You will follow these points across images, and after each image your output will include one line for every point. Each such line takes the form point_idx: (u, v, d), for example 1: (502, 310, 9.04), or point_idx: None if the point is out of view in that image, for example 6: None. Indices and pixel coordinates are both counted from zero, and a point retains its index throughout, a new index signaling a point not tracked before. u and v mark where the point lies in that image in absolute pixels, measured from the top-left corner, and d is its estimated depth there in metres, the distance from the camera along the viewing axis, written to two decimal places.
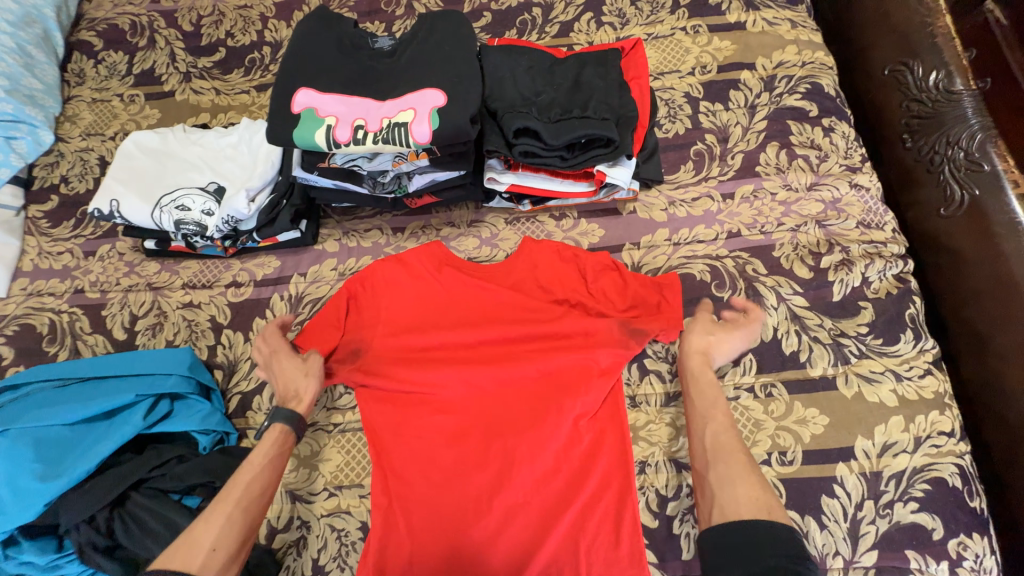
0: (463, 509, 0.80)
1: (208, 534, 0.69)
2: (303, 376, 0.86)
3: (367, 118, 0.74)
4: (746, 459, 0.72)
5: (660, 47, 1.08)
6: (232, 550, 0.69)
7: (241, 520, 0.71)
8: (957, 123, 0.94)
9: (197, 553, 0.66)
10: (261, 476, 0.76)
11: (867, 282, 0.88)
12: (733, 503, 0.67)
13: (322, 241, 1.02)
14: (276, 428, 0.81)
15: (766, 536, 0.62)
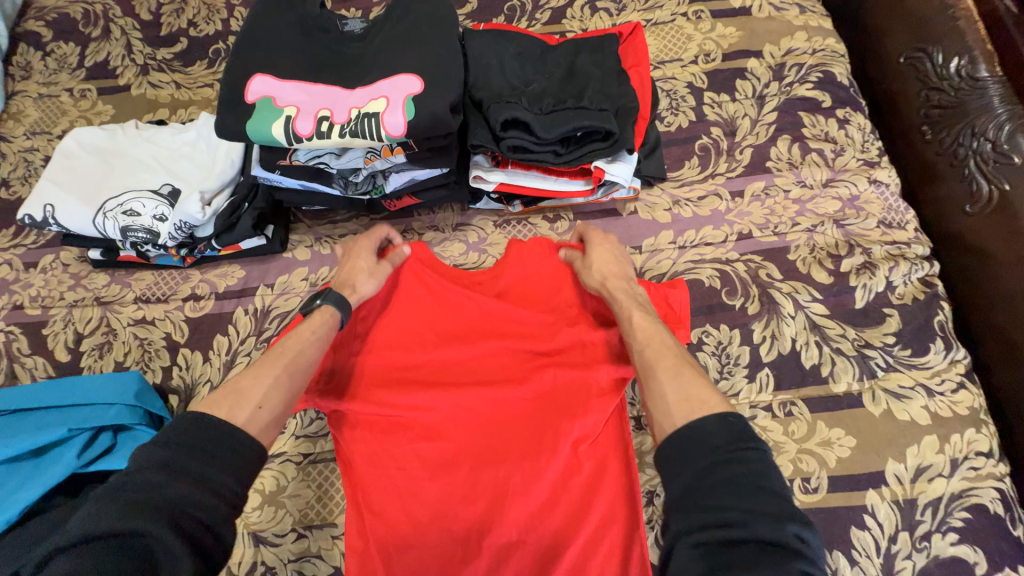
0: (448, 554, 0.70)
1: (257, 389, 0.60)
2: (368, 273, 0.80)
3: (333, 107, 0.65)
4: (679, 356, 0.62)
5: (660, 34, 1.00)
6: (275, 415, 0.60)
7: (286, 387, 0.63)
8: (983, 112, 0.87)
9: (243, 407, 0.58)
10: (309, 357, 0.67)
11: (891, 286, 0.81)
12: (673, 401, 0.57)
13: (293, 249, 0.92)
14: (327, 309, 0.71)
15: (703, 427, 0.51)
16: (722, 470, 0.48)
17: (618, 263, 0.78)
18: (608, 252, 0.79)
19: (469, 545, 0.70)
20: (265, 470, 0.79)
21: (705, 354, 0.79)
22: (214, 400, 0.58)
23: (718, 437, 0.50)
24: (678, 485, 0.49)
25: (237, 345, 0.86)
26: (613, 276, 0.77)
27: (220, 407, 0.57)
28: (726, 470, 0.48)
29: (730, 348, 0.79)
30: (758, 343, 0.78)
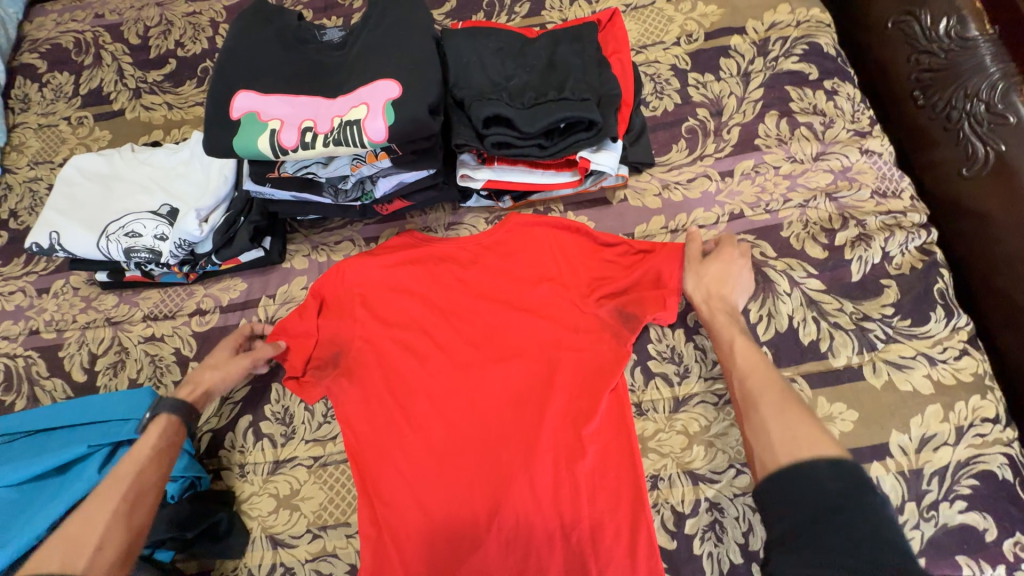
0: (459, 542, 0.74)
1: (94, 529, 0.62)
2: (217, 367, 0.80)
3: (316, 118, 0.66)
4: (782, 392, 0.65)
5: (640, 19, 0.99)
6: (124, 547, 0.62)
7: (128, 508, 0.65)
8: (976, 73, 0.85)
9: (82, 553, 0.60)
10: (145, 471, 0.68)
11: (888, 257, 0.80)
12: (786, 442, 0.60)
13: (290, 259, 0.94)
14: (161, 420, 0.73)
15: (815, 475, 0.56)
16: (823, 519, 0.53)
17: (716, 280, 0.78)
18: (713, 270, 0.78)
19: (478, 532, 0.74)
20: (277, 475, 0.81)
21: (702, 337, 0.80)
22: (50, 551, 0.60)
23: (832, 487, 0.55)
24: (782, 523, 0.55)
25: None
26: (719, 296, 0.77)
27: (62, 554, 0.59)
28: (830, 516, 0.53)
29: None
30: (754, 323, 0.78)
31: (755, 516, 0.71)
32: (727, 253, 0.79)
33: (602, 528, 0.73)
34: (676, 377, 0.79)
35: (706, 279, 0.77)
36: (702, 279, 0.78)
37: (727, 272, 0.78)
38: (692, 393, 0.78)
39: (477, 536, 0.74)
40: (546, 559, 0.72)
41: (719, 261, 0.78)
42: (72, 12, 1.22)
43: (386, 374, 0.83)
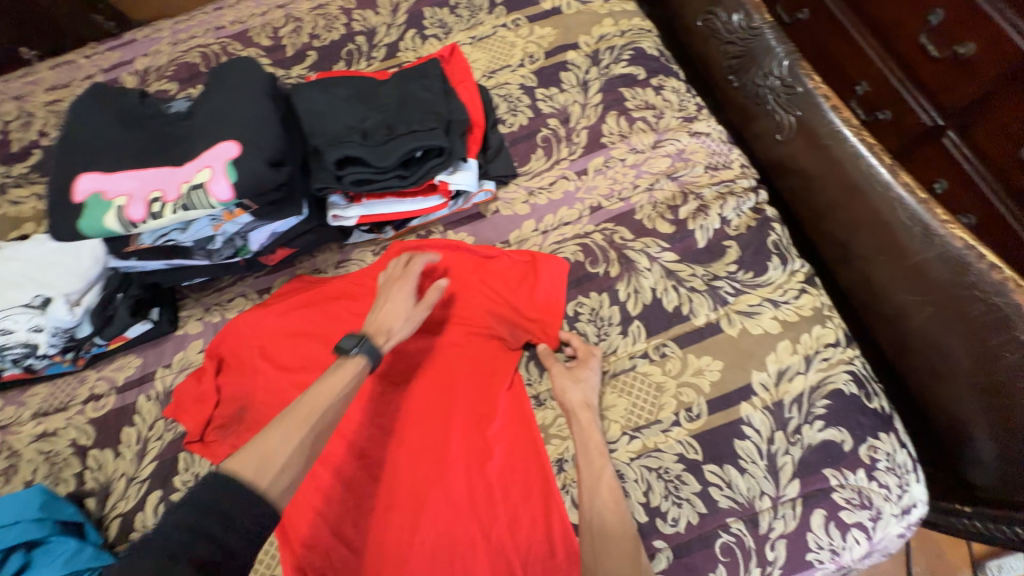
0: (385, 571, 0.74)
1: (281, 453, 0.61)
2: (405, 318, 0.81)
3: (163, 188, 0.69)
4: (627, 527, 0.71)
5: (487, 48, 1.09)
6: (296, 477, 0.61)
7: (307, 445, 0.64)
8: (767, 54, 1.00)
9: (266, 469, 0.58)
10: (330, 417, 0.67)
11: (727, 221, 0.90)
12: None
13: (184, 325, 0.93)
14: (354, 361, 0.73)
15: None
16: None
17: (588, 397, 0.80)
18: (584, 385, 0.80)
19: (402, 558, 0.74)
20: None
21: (582, 324, 0.87)
22: (237, 461, 0.58)
23: None
24: None
25: (146, 432, 0.87)
26: (584, 408, 0.79)
27: (239, 466, 0.57)
28: None
29: (602, 311, 0.87)
30: (624, 300, 0.86)
31: (653, 476, 0.77)
32: (588, 357, 0.82)
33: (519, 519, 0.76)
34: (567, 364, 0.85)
35: (574, 390, 0.79)
36: (566, 393, 0.80)
37: (590, 380, 0.80)
38: None
39: (401, 561, 0.74)
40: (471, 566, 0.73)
41: (580, 372, 0.81)
42: None
43: None
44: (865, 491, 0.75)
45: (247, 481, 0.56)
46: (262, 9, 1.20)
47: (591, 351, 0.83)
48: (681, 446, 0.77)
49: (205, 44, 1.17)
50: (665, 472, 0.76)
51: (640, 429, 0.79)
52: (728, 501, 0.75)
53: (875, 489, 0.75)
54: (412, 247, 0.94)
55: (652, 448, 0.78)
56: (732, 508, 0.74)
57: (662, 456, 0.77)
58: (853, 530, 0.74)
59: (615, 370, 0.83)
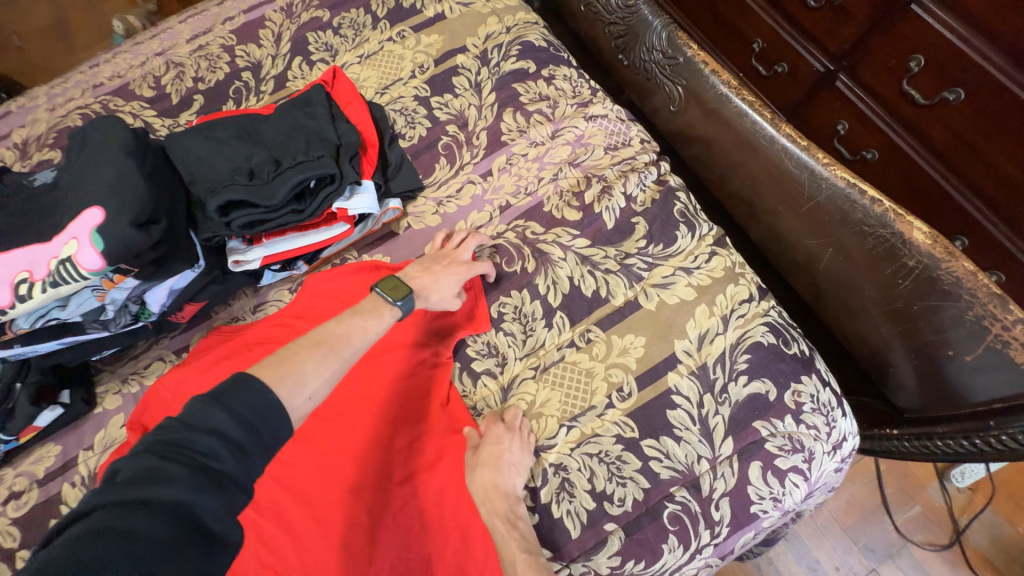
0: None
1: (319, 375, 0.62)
2: (443, 295, 0.83)
3: (33, 268, 0.67)
4: None
5: (376, 64, 1.08)
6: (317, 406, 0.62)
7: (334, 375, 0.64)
8: (645, 29, 1.02)
9: (297, 392, 0.59)
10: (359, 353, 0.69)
11: (632, 198, 0.92)
12: None
13: (102, 401, 0.90)
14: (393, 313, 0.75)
15: None
16: None
17: (503, 470, 0.75)
18: (495, 461, 0.75)
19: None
20: None
21: (508, 324, 0.87)
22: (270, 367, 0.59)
23: None
24: None
25: None
26: (496, 487, 0.74)
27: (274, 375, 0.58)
28: None
29: (525, 308, 0.87)
30: (545, 294, 0.87)
31: (594, 461, 0.78)
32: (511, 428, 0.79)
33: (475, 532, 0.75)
34: (498, 368, 0.85)
35: (482, 476, 0.74)
36: (478, 473, 0.75)
37: (500, 454, 0.75)
38: (513, 376, 0.84)
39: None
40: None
41: (493, 444, 0.76)
42: None
43: None
44: (795, 436, 0.77)
45: (278, 399, 0.56)
46: (140, 59, 1.15)
47: (512, 421, 0.80)
48: (617, 427, 0.79)
49: (83, 103, 1.12)
50: (605, 455, 0.78)
51: (576, 418, 0.80)
52: (669, 470, 0.76)
53: (804, 432, 0.78)
54: (322, 281, 0.91)
55: (590, 434, 0.79)
56: (673, 477, 0.76)
57: (600, 440, 0.79)
58: (791, 475, 0.76)
59: (545, 364, 0.84)
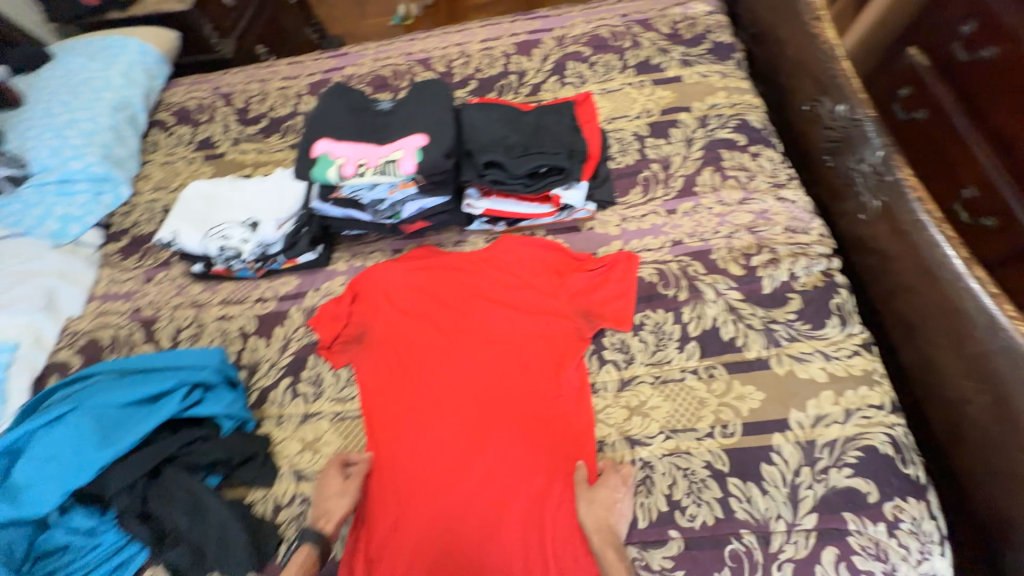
0: (441, 487, 0.91)
1: None
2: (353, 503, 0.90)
3: (367, 157, 0.97)
4: None
5: (612, 99, 1.32)
6: None
7: None
8: (863, 143, 1.09)
9: None
10: None
11: (794, 277, 1.02)
12: None
13: (334, 262, 1.22)
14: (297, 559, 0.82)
15: None
16: None
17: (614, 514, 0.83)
18: (609, 503, 0.84)
19: (457, 483, 0.91)
20: (307, 424, 1.02)
21: (645, 333, 1.01)
22: None
23: None
24: None
25: (291, 333, 1.13)
26: (606, 524, 0.83)
27: None
28: None
29: (665, 326, 1.01)
30: (687, 322, 1.00)
31: (679, 473, 0.88)
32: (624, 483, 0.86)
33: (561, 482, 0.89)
34: (623, 363, 0.99)
35: (596, 511, 0.83)
36: (587, 512, 0.83)
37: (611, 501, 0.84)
38: (634, 375, 0.97)
39: (455, 484, 0.91)
40: (512, 505, 0.88)
41: (607, 494, 0.85)
42: (199, 85, 1.66)
43: (401, 350, 1.06)
44: (881, 545, 0.80)
45: None
46: (443, 45, 1.55)
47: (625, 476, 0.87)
48: (710, 455, 0.88)
49: (395, 63, 1.54)
50: (691, 473, 0.87)
51: (676, 431, 0.91)
52: (745, 513, 0.83)
53: (894, 546, 0.80)
54: (517, 253, 1.14)
55: (683, 449, 0.89)
56: (747, 521, 0.83)
57: (690, 459, 0.88)
58: None
59: (665, 377, 0.96)
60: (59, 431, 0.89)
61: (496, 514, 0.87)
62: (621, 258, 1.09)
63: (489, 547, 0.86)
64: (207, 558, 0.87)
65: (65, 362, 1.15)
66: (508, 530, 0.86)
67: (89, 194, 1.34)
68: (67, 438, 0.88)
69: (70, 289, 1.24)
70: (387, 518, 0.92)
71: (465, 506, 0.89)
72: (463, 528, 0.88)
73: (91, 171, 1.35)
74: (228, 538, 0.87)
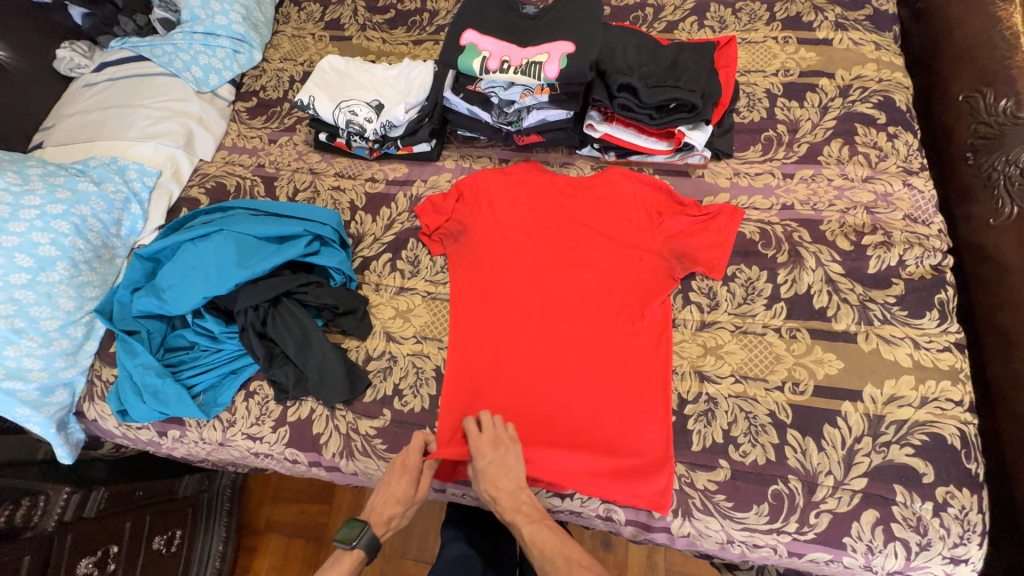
0: (518, 377, 1.00)
1: None
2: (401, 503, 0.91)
3: (512, 56, 1.02)
4: None
5: (751, 51, 1.27)
6: None
7: None
8: (1019, 143, 1.04)
9: None
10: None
11: (903, 264, 1.00)
12: None
13: (443, 159, 1.28)
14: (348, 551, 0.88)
15: None
16: None
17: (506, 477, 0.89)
18: (502, 463, 0.89)
19: (532, 377, 0.99)
20: (401, 296, 1.14)
21: (734, 284, 1.03)
22: None
23: None
24: None
25: (395, 215, 1.22)
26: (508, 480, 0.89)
27: None
28: None
29: (757, 283, 1.03)
30: (780, 283, 1.02)
31: (741, 414, 0.93)
32: (495, 447, 0.90)
33: (627, 401, 0.96)
34: (707, 307, 1.03)
35: (502, 472, 0.89)
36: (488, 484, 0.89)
37: (504, 462, 0.90)
38: (716, 320, 1.01)
39: (530, 378, 0.99)
40: (578, 409, 0.96)
41: (494, 462, 0.89)
42: None
43: (497, 252, 1.11)
44: (923, 520, 0.83)
45: None
46: None
47: (502, 433, 0.92)
48: (775, 406, 0.92)
49: None
50: (753, 417, 0.92)
51: (746, 377, 0.95)
52: (796, 462, 0.89)
53: (935, 525, 0.83)
54: (625, 187, 1.15)
55: (750, 395, 0.94)
56: (796, 469, 0.88)
57: (755, 404, 0.93)
58: (897, 543, 0.83)
59: (746, 328, 0.99)
60: (207, 246, 1.05)
61: (563, 412, 0.96)
62: (729, 208, 1.07)
63: (548, 436, 0.95)
64: (308, 382, 1.03)
65: (196, 199, 1.30)
66: (570, 429, 0.95)
67: (228, 51, 1.44)
68: (214, 253, 1.04)
69: (205, 134, 1.37)
70: (463, 392, 1.01)
71: (536, 398, 0.98)
72: (529, 416, 0.97)
73: (232, 29, 1.44)
74: (328, 370, 1.02)
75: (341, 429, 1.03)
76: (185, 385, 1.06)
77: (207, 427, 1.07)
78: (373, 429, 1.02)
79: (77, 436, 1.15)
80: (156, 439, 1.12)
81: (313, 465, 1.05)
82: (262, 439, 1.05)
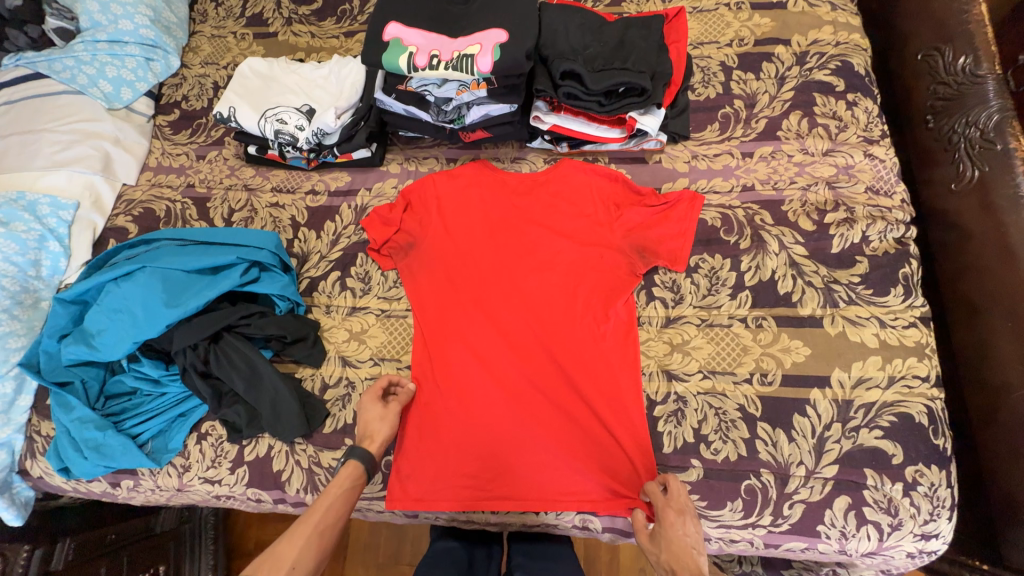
0: (488, 400, 0.95)
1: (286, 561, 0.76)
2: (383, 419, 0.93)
3: (441, 50, 0.93)
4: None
5: (703, 20, 1.19)
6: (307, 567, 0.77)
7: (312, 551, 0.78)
8: (978, 103, 1.00)
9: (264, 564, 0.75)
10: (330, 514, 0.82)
11: (866, 240, 0.97)
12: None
13: (387, 164, 1.19)
14: (350, 464, 0.88)
15: None
16: None
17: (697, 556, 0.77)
18: (683, 541, 0.78)
19: (503, 398, 0.95)
20: (354, 316, 1.07)
21: (698, 276, 0.99)
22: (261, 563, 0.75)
23: None
24: None
25: (341, 229, 1.14)
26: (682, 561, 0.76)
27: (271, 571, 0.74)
28: None
29: (721, 272, 0.99)
30: (744, 270, 0.98)
31: (711, 411, 0.91)
32: (681, 516, 0.80)
33: (599, 410, 0.92)
34: (672, 301, 0.99)
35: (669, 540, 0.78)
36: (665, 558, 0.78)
37: (685, 534, 0.78)
38: (681, 315, 0.98)
39: (499, 395, 0.95)
40: (550, 422, 0.93)
41: (675, 534, 0.78)
42: None
43: (453, 262, 1.05)
44: (894, 501, 0.83)
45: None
46: None
47: (686, 504, 0.81)
48: (745, 399, 0.90)
49: None
50: (723, 412, 0.90)
51: (714, 372, 0.93)
52: (768, 455, 0.87)
53: (905, 504, 0.83)
54: (581, 181, 1.08)
55: (719, 390, 0.91)
56: (768, 462, 0.87)
57: (725, 400, 0.91)
58: (869, 526, 0.83)
59: (712, 321, 0.96)
60: (132, 285, 0.96)
61: (538, 430, 0.93)
62: (688, 195, 1.02)
63: (523, 452, 0.93)
64: (261, 419, 0.97)
65: (124, 228, 1.20)
66: (544, 443, 0.93)
67: (139, 60, 1.30)
68: (139, 292, 0.95)
69: (125, 156, 1.25)
70: (432, 416, 0.97)
71: (507, 416, 0.94)
72: (500, 433, 0.94)
73: (140, 34, 1.30)
74: (281, 405, 0.97)
75: (302, 463, 0.98)
76: (131, 434, 0.99)
77: (161, 474, 1.02)
78: (336, 460, 0.97)
79: (26, 494, 1.08)
80: (109, 490, 1.06)
81: (278, 502, 1.00)
82: (221, 482, 0.99)
